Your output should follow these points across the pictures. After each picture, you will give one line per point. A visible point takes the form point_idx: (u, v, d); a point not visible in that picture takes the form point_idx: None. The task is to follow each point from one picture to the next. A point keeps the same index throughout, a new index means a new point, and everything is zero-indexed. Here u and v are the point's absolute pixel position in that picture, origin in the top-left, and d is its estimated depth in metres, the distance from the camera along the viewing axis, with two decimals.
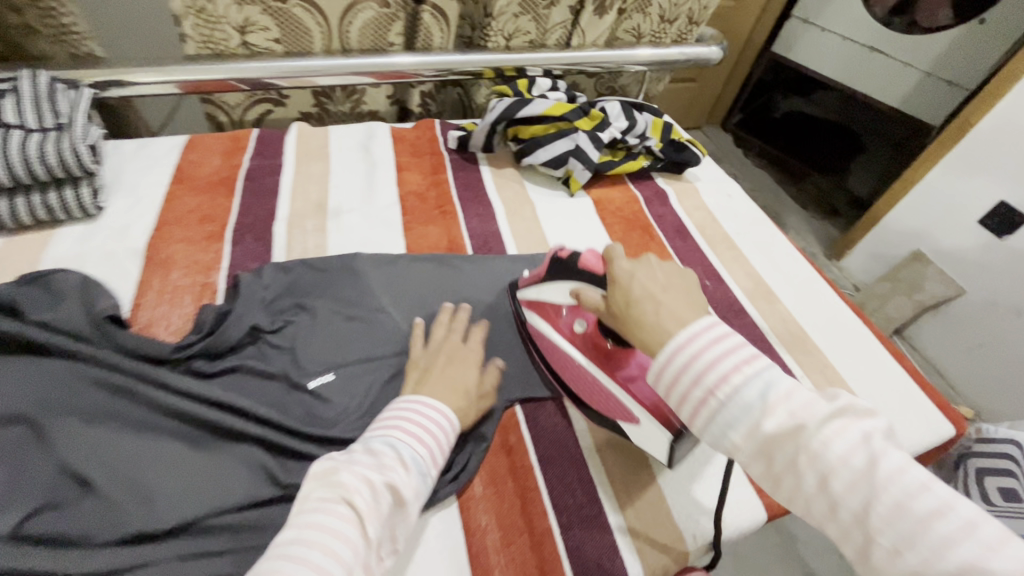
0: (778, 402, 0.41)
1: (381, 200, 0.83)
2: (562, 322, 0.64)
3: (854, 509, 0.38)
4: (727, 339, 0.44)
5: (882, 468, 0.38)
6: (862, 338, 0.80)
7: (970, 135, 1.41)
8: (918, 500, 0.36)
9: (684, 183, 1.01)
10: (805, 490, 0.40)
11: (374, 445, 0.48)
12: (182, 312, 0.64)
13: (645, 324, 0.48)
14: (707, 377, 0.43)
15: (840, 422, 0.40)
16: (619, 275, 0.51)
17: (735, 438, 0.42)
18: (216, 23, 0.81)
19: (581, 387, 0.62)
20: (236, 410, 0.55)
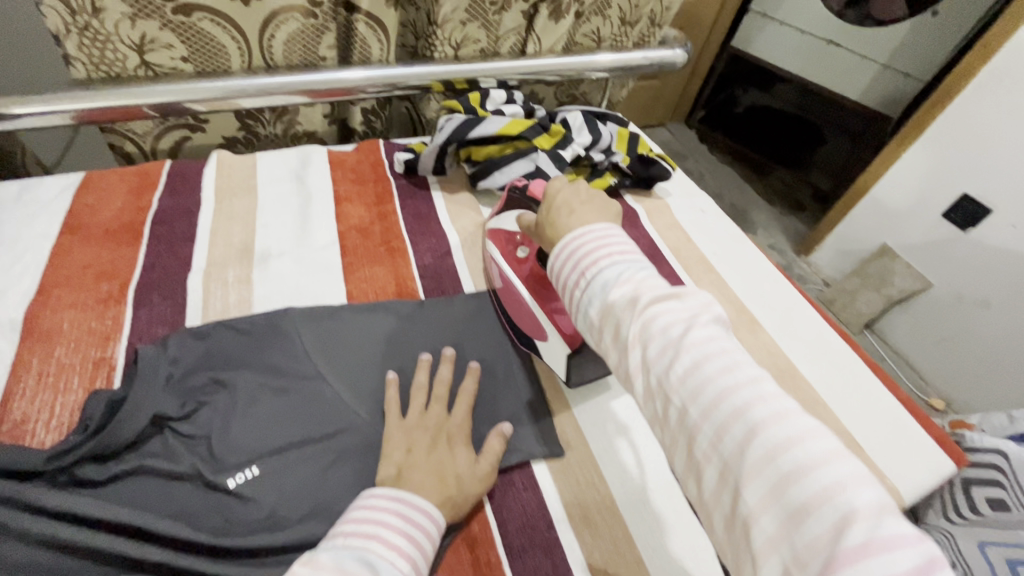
0: (628, 280, 0.43)
1: (318, 240, 0.73)
2: (509, 249, 0.71)
3: (659, 374, 0.38)
4: (610, 236, 0.47)
5: (695, 336, 0.38)
6: (850, 366, 0.74)
7: (934, 128, 1.38)
8: (716, 365, 0.36)
9: (655, 199, 0.94)
10: (625, 356, 0.40)
11: (347, 566, 0.40)
12: (67, 401, 0.52)
13: (556, 225, 0.52)
14: (584, 261, 0.46)
15: (672, 300, 0.40)
16: (550, 189, 0.56)
17: (587, 311, 0.44)
18: (106, 42, 0.69)
19: (512, 308, 0.67)
20: (132, 530, 0.44)
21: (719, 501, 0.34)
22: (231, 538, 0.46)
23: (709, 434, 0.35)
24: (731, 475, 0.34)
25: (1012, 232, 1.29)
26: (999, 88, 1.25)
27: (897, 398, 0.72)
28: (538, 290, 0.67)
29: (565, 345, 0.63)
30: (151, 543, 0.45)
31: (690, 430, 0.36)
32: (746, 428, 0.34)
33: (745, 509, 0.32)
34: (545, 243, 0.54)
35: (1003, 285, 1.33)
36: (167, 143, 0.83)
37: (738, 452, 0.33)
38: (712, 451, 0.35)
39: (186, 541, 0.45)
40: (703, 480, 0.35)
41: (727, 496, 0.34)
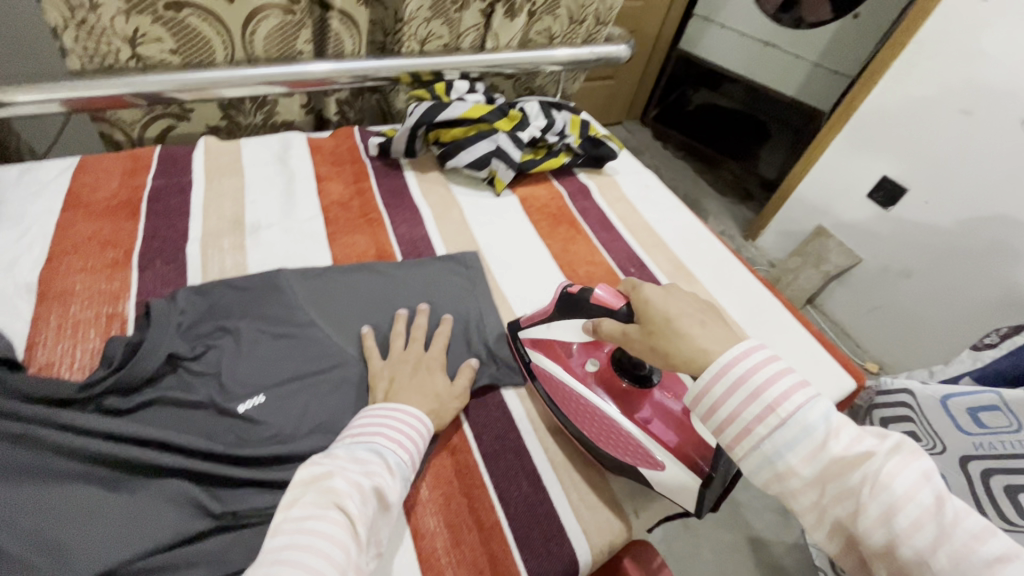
0: (840, 429, 0.43)
1: (303, 213, 0.81)
2: (573, 363, 0.64)
3: (918, 547, 0.39)
4: (776, 361, 0.47)
5: (950, 509, 0.39)
6: (772, 310, 0.87)
7: (854, 117, 1.56)
8: (983, 543, 0.37)
9: (605, 176, 1.06)
10: (861, 521, 0.41)
11: (359, 454, 0.49)
12: (86, 347, 0.59)
13: (690, 336, 0.49)
14: (770, 398, 0.45)
15: (901, 458, 0.41)
16: (651, 296, 0.53)
17: (789, 461, 0.44)
18: (101, 35, 0.75)
19: (597, 428, 0.60)
20: (159, 444, 0.52)
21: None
22: (245, 449, 0.54)
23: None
24: None
25: (925, 208, 1.47)
26: (906, 80, 1.43)
27: (811, 334, 0.84)
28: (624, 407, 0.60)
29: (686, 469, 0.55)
30: (176, 454, 0.52)
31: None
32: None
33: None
34: (667, 359, 0.51)
35: (919, 254, 1.51)
36: (154, 130, 0.89)
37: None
38: None
39: (205, 451, 0.52)
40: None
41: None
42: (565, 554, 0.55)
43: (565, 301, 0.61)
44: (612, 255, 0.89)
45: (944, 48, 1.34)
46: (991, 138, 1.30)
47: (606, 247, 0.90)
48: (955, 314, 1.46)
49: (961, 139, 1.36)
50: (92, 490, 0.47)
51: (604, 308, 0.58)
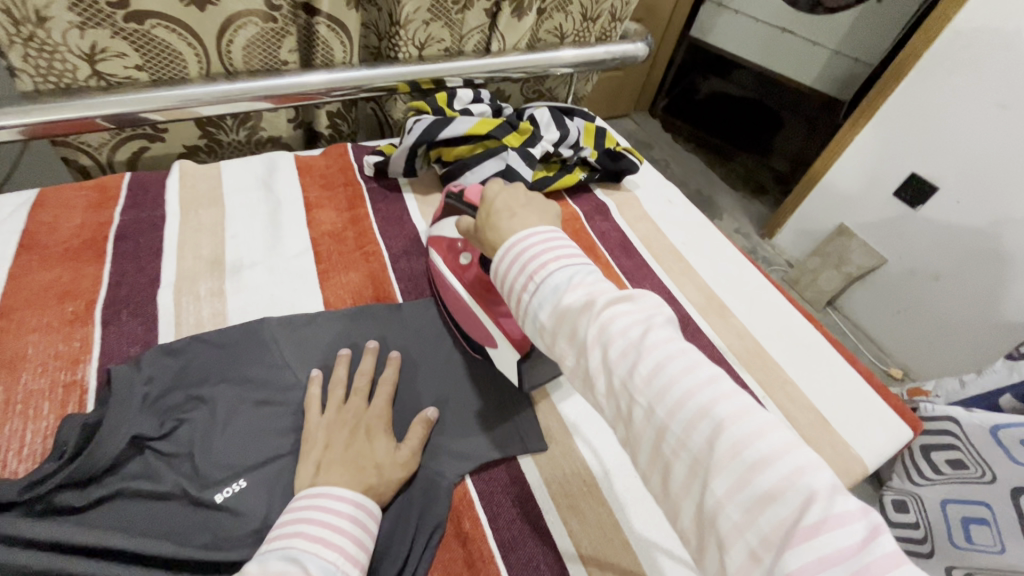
0: (581, 285, 0.45)
1: (290, 248, 0.72)
2: (452, 256, 0.68)
3: (622, 375, 0.40)
4: (553, 238, 0.49)
5: (653, 338, 0.40)
6: (817, 345, 0.77)
7: (881, 113, 1.44)
8: (675, 363, 0.39)
9: (624, 191, 0.96)
10: (587, 361, 0.42)
11: (271, 565, 0.40)
12: (38, 428, 0.51)
13: (499, 229, 0.53)
14: (531, 265, 0.47)
15: (625, 304, 0.43)
16: (489, 193, 0.58)
17: (540, 316, 0.45)
18: (54, 53, 0.66)
19: (457, 312, 0.65)
20: (118, 552, 0.44)
21: (686, 492, 0.37)
22: (220, 552, 0.46)
23: (676, 433, 0.37)
24: (698, 467, 0.36)
25: (957, 209, 1.36)
26: (939, 73, 1.31)
27: (858, 372, 0.76)
28: (483, 298, 0.63)
29: (514, 350, 0.61)
30: (139, 564, 0.44)
31: (656, 430, 0.38)
32: (710, 424, 0.36)
33: (712, 499, 0.35)
34: (487, 247, 0.55)
35: (950, 258, 1.40)
36: (124, 154, 0.80)
37: (706, 447, 0.36)
38: (681, 448, 0.37)
39: (173, 559, 0.44)
40: (671, 472, 0.37)
41: (694, 487, 0.36)
42: None
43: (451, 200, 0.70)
44: (636, 285, 0.80)
45: (980, 39, 1.23)
46: None
47: (629, 276, 0.81)
48: (991, 321, 1.35)
49: (997, 138, 1.25)
50: None
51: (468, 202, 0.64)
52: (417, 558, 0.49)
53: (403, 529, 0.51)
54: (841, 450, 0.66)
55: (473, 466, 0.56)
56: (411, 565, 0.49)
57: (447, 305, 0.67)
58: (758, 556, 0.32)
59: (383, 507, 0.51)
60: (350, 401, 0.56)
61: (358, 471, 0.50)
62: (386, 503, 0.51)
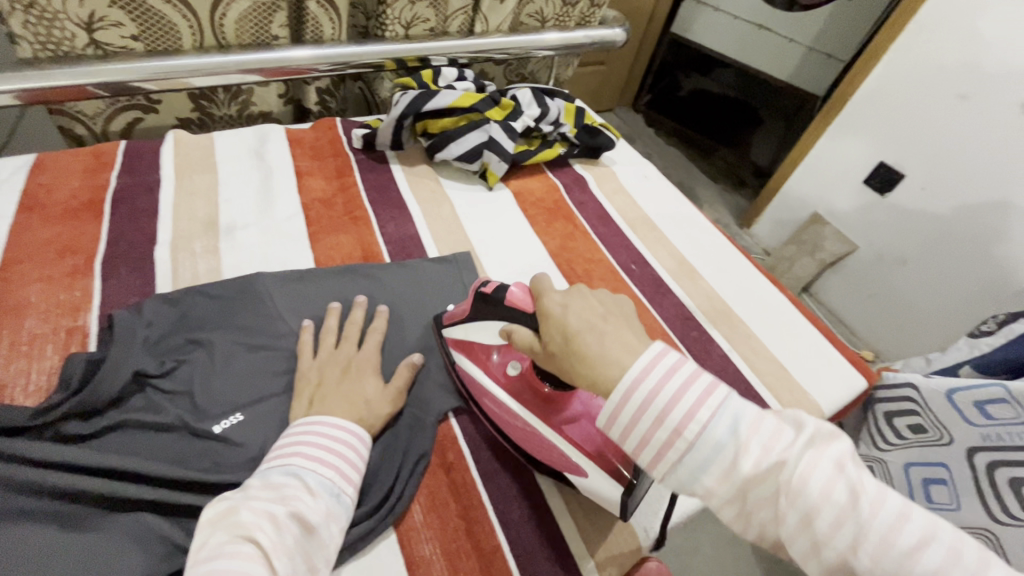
0: (750, 437, 0.38)
1: (281, 212, 0.75)
2: (494, 367, 0.59)
3: (840, 548, 0.34)
4: (689, 373, 0.41)
5: (864, 501, 0.35)
6: (779, 305, 0.83)
7: (850, 103, 1.48)
8: (900, 533, 0.33)
9: (602, 167, 1.01)
10: (783, 528, 0.37)
11: (272, 479, 0.44)
12: (43, 366, 0.54)
13: (590, 359, 0.43)
14: (675, 417, 0.40)
15: (814, 454, 0.37)
16: (550, 309, 0.48)
17: (707, 480, 0.39)
18: (54, 20, 0.69)
19: (517, 435, 0.56)
20: (123, 473, 0.47)
21: None
22: (222, 475, 0.49)
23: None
24: None
25: (923, 194, 1.40)
26: (903, 64, 1.35)
27: (818, 330, 0.81)
28: (545, 412, 0.55)
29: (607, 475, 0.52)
30: (146, 484, 0.47)
31: None
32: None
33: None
34: (578, 380, 0.45)
35: (918, 241, 1.43)
36: (119, 124, 0.83)
37: None
38: None
39: (176, 479, 0.48)
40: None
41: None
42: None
43: (481, 302, 0.56)
44: (612, 251, 0.85)
45: (941, 29, 1.27)
46: (990, 123, 1.23)
47: (605, 243, 0.85)
48: (961, 305, 1.37)
49: (959, 127, 1.29)
50: (45, 531, 0.43)
51: (517, 309, 0.52)
52: (405, 482, 0.53)
53: (390, 459, 0.54)
54: (800, 396, 0.71)
55: (455, 403, 0.60)
56: (399, 489, 0.52)
57: (502, 426, 0.57)
58: None
59: (372, 437, 0.55)
60: (341, 346, 0.59)
61: (350, 405, 0.53)
62: (376, 433, 0.55)
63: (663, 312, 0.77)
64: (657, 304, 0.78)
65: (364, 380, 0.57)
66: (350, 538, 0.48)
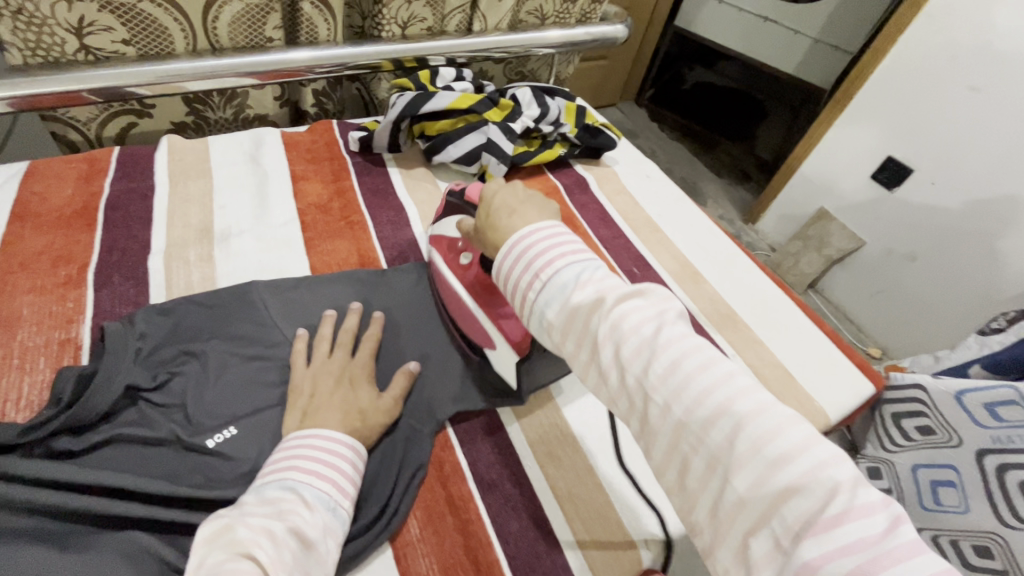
0: (589, 282, 0.43)
1: (277, 217, 0.74)
2: (452, 257, 0.67)
3: (637, 373, 0.39)
4: (561, 236, 0.47)
5: (665, 334, 0.39)
6: (786, 308, 0.81)
7: (859, 97, 1.45)
8: (689, 360, 0.37)
9: (603, 167, 0.99)
10: (601, 361, 0.41)
11: (268, 494, 0.43)
12: (35, 380, 0.53)
13: (498, 229, 0.52)
14: (536, 263, 0.46)
15: (637, 301, 0.41)
16: (486, 193, 0.56)
17: (548, 314, 0.44)
18: (43, 26, 0.68)
19: (456, 312, 0.65)
20: (113, 489, 0.46)
21: (705, 489, 0.36)
22: (214, 491, 0.48)
23: (694, 429, 0.36)
24: (719, 464, 0.35)
25: (931, 189, 1.36)
26: (912, 57, 1.32)
27: (824, 333, 0.79)
28: (481, 296, 0.63)
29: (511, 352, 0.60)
30: (138, 501, 0.47)
31: (673, 428, 0.37)
32: (730, 422, 0.35)
33: (735, 498, 0.34)
34: (488, 247, 0.54)
35: (928, 237, 1.40)
36: (113, 129, 0.82)
37: (725, 445, 0.35)
38: (700, 446, 0.36)
39: (169, 496, 0.47)
40: (691, 470, 0.36)
41: (714, 483, 0.35)
42: None
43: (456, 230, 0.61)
44: (614, 253, 0.83)
45: (954, 21, 1.23)
46: (1002, 116, 1.20)
47: (607, 245, 0.84)
48: (970, 301, 1.35)
49: (971, 121, 1.26)
50: (32, 550, 0.42)
51: None
52: (400, 495, 0.52)
53: (388, 470, 0.54)
54: (806, 402, 0.70)
55: (452, 412, 0.59)
56: (394, 502, 0.51)
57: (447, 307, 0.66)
58: (780, 544, 0.32)
59: (368, 449, 0.54)
60: (335, 355, 0.58)
61: (344, 416, 0.52)
62: (372, 446, 0.54)
63: None
64: None
65: (358, 390, 0.56)
66: (347, 553, 0.47)
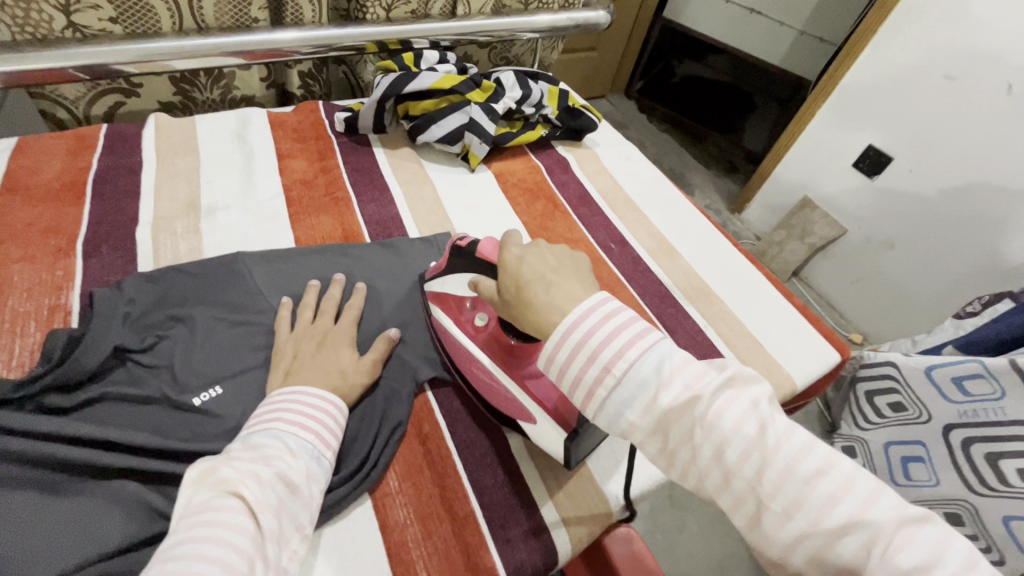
0: (674, 374, 0.39)
1: (262, 193, 0.76)
2: (465, 319, 0.61)
3: (746, 477, 0.35)
4: (621, 314, 0.42)
5: (771, 434, 0.36)
6: (758, 284, 0.84)
7: (840, 86, 1.48)
8: (802, 462, 0.34)
9: (584, 149, 1.01)
10: (700, 463, 0.37)
11: (253, 441, 0.46)
12: (26, 342, 0.55)
13: (535, 304, 0.46)
14: (603, 353, 0.41)
15: (730, 393, 0.38)
16: (509, 260, 0.50)
17: (630, 414, 0.40)
18: (30, 2, 0.69)
19: (479, 382, 0.59)
20: (103, 442, 0.48)
21: None
22: (201, 444, 0.51)
23: (821, 541, 0.33)
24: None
25: (909, 175, 1.40)
26: (890, 46, 1.35)
27: (794, 306, 0.82)
28: (507, 364, 0.56)
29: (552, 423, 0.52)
30: (125, 453, 0.49)
31: (795, 539, 0.33)
32: (864, 532, 0.32)
33: None
34: (526, 325, 0.47)
35: (903, 223, 1.44)
36: (101, 108, 0.84)
37: (861, 560, 0.31)
38: (829, 559, 0.32)
39: (156, 449, 0.49)
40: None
41: None
42: (542, 545, 0.52)
43: (456, 256, 0.58)
44: (593, 231, 0.86)
45: (930, 10, 1.26)
46: (976, 103, 1.23)
47: (586, 223, 0.86)
48: (944, 284, 1.39)
49: (945, 108, 1.29)
50: (25, 496, 0.44)
51: (488, 262, 0.54)
52: (379, 450, 0.54)
53: (368, 427, 0.56)
54: (773, 369, 0.73)
55: (431, 375, 0.62)
56: (373, 458, 0.54)
57: (467, 376, 0.60)
58: None
59: (350, 407, 0.56)
60: (318, 320, 0.61)
61: (326, 376, 0.54)
62: (352, 405, 0.56)
63: (641, 290, 0.79)
64: (634, 281, 0.80)
65: (340, 353, 0.58)
66: (327, 501, 0.49)
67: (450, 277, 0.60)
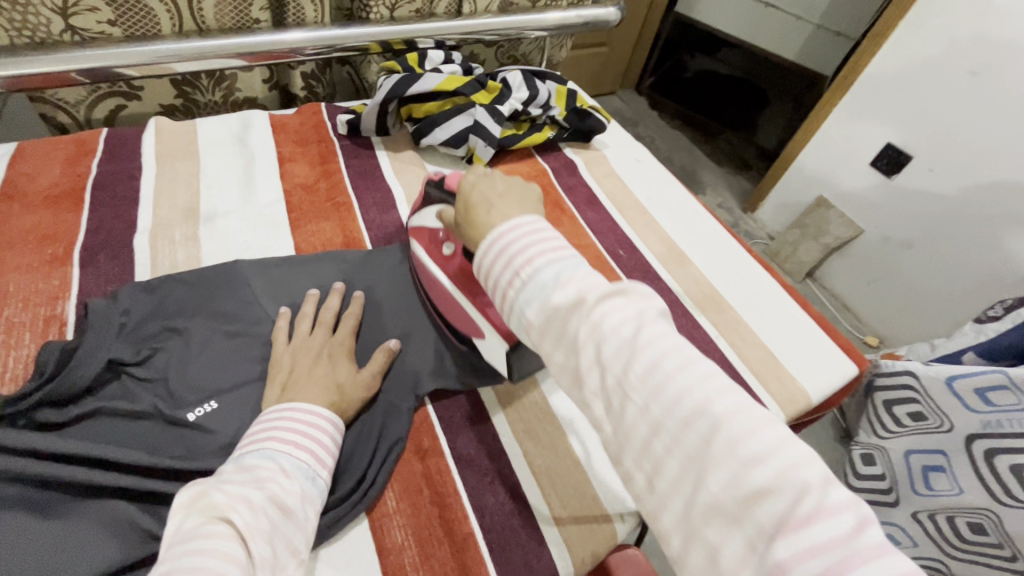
0: (571, 280, 0.39)
1: (262, 198, 0.75)
2: (434, 248, 0.64)
3: (616, 373, 0.35)
4: (544, 230, 0.42)
5: (647, 333, 0.35)
6: (772, 292, 0.81)
7: (858, 83, 1.43)
8: (668, 360, 0.34)
9: (592, 151, 0.99)
10: (576, 359, 0.37)
11: (246, 462, 0.44)
12: (20, 354, 0.54)
13: (477, 225, 0.47)
14: (516, 259, 0.41)
15: (618, 299, 0.37)
16: (464, 186, 0.51)
17: (525, 313, 0.39)
18: (27, 5, 0.68)
19: (442, 303, 0.63)
20: (94, 460, 0.47)
21: (676, 494, 0.32)
22: (194, 462, 0.49)
23: (670, 431, 0.33)
24: (693, 463, 0.32)
25: (930, 175, 1.35)
26: (911, 41, 1.30)
27: (810, 316, 0.80)
28: (467, 288, 0.61)
29: (501, 342, 0.58)
30: (117, 471, 0.48)
31: (650, 430, 0.33)
32: (706, 423, 0.32)
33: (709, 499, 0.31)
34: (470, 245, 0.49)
35: (923, 224, 1.39)
36: (101, 111, 0.83)
37: (701, 447, 0.31)
38: (673, 447, 0.32)
39: (148, 467, 0.48)
40: (661, 470, 0.33)
41: (687, 486, 0.32)
42: (545, 570, 0.50)
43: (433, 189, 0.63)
44: (600, 236, 0.83)
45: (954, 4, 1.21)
46: (1002, 100, 1.18)
47: (594, 228, 0.84)
48: (966, 288, 1.34)
49: (969, 106, 1.24)
50: (13, 516, 0.43)
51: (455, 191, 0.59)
52: (377, 468, 0.53)
53: (367, 442, 0.55)
54: (788, 382, 0.70)
55: (433, 386, 0.60)
56: (372, 475, 0.52)
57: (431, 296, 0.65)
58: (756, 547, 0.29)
59: (348, 423, 0.55)
60: (316, 332, 0.59)
61: (322, 390, 0.53)
62: (350, 420, 0.55)
63: None
64: None
65: (337, 366, 0.56)
66: (324, 522, 0.48)
67: (425, 210, 0.65)
